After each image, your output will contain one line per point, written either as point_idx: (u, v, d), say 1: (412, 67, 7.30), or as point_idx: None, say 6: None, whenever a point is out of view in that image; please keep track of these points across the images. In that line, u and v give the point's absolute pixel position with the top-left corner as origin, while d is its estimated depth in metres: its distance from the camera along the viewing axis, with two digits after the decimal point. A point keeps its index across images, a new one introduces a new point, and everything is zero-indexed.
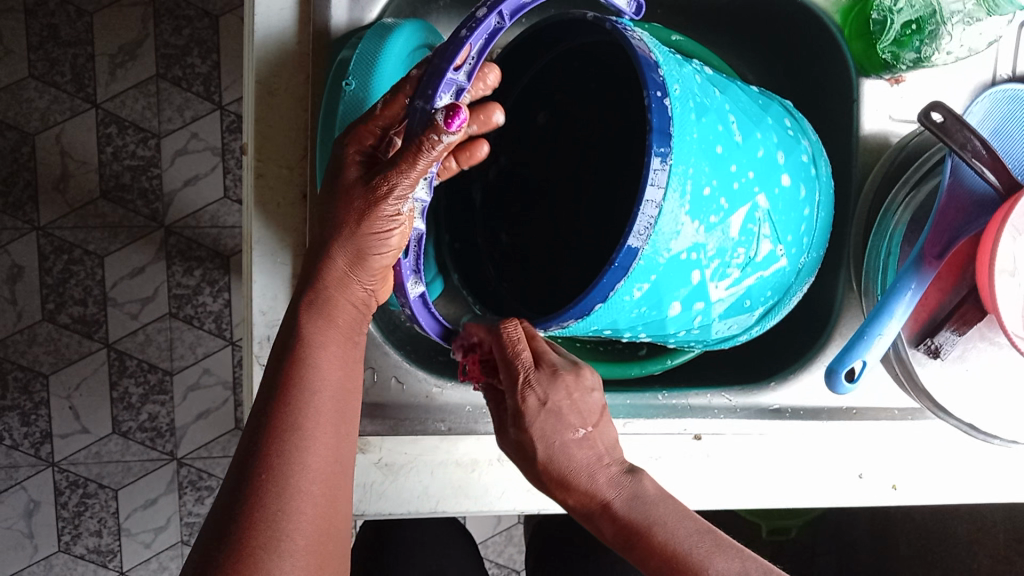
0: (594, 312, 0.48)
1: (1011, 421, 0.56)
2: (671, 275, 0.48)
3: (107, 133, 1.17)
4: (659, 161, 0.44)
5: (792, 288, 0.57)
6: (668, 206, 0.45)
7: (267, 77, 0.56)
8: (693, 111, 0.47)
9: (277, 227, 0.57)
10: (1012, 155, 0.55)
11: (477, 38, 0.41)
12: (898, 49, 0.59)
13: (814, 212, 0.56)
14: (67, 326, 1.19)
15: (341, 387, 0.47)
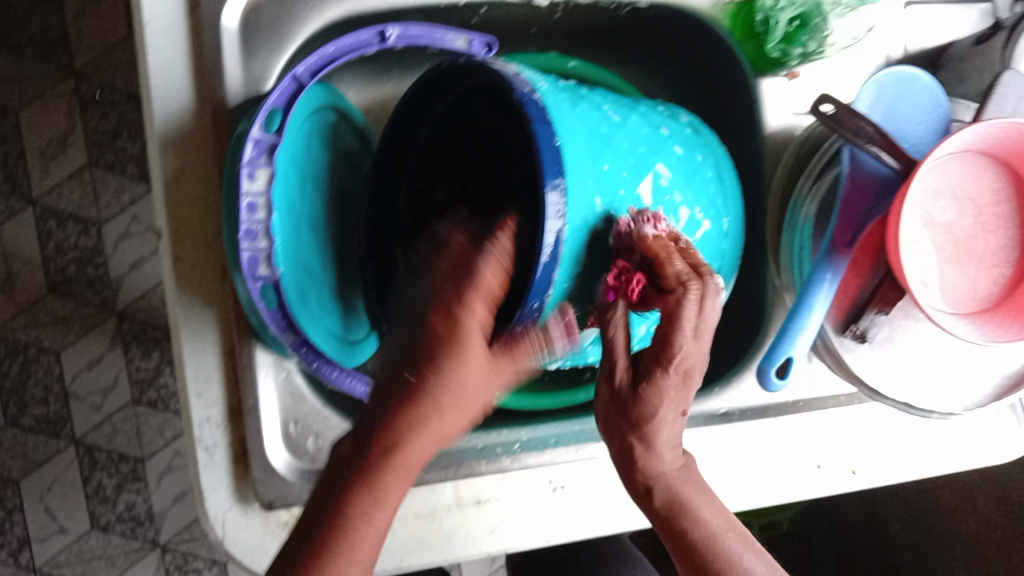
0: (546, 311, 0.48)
1: (952, 394, 0.56)
2: (603, 253, 0.50)
3: (48, 228, 1.17)
4: (556, 193, 0.44)
5: (726, 263, 0.58)
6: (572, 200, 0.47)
7: (171, 160, 0.56)
8: (564, 101, 0.50)
9: (203, 306, 0.58)
10: (905, 135, 0.56)
11: (279, 100, 0.50)
12: (786, 46, 0.62)
13: (715, 193, 0.57)
14: (32, 428, 1.18)
15: (401, 472, 0.47)
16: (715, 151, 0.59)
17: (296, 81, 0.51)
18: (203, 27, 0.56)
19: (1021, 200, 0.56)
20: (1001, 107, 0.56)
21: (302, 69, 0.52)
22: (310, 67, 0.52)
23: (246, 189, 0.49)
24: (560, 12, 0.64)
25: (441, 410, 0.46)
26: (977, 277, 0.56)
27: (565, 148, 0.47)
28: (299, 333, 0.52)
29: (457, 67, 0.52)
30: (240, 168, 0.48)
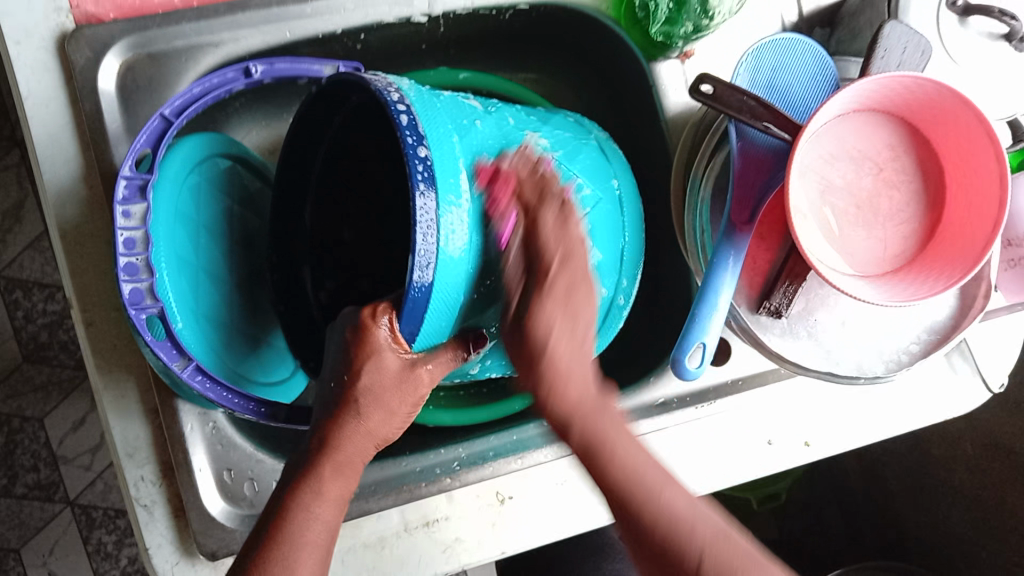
0: (432, 314, 0.44)
1: (874, 357, 0.56)
2: (486, 232, 0.45)
3: (14, 299, 1.17)
4: (425, 183, 0.41)
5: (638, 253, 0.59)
6: (453, 210, 0.42)
7: (67, 226, 0.57)
8: (429, 91, 0.47)
9: (122, 370, 0.58)
10: (791, 101, 0.55)
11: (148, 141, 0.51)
12: (669, 27, 0.59)
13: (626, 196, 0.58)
14: (26, 495, 1.19)
15: (337, 468, 0.49)
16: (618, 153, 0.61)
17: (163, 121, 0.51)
18: (81, 94, 0.56)
19: (919, 152, 0.54)
20: (887, 60, 0.55)
21: (169, 108, 0.51)
22: (176, 107, 0.52)
23: (122, 227, 0.48)
24: (444, 24, 0.63)
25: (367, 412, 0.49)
26: (886, 236, 0.54)
27: (429, 131, 0.43)
28: (192, 359, 0.50)
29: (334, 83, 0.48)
30: (114, 203, 0.48)
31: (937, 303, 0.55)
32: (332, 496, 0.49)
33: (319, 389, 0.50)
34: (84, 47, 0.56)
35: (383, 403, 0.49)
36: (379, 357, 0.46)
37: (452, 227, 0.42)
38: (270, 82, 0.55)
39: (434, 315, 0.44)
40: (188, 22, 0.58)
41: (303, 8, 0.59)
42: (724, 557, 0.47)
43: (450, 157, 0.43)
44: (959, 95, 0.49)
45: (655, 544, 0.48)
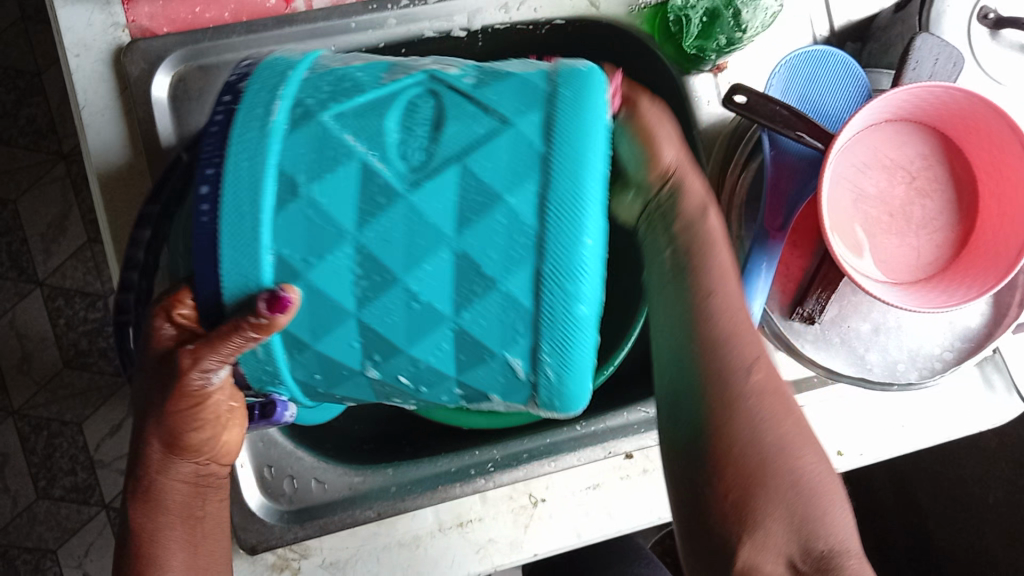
0: (235, 281, 0.36)
1: (908, 364, 0.56)
2: (252, 264, 0.35)
3: (56, 306, 1.21)
4: (208, 183, 0.36)
5: (581, 222, 0.34)
6: (234, 179, 0.35)
7: (116, 228, 0.59)
8: (331, 64, 0.39)
9: None
10: (824, 112, 0.57)
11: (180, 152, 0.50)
12: (703, 41, 0.62)
13: (524, 139, 0.35)
14: (63, 498, 1.21)
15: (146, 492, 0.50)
16: (603, 91, 0.37)
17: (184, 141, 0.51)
18: (136, 103, 0.59)
19: (952, 161, 0.55)
20: (919, 72, 0.55)
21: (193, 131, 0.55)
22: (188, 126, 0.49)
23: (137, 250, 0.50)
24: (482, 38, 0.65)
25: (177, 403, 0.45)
26: (919, 244, 0.55)
27: (241, 107, 0.37)
28: None
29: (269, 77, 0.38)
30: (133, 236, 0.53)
31: (970, 310, 0.56)
32: (173, 500, 0.50)
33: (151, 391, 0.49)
34: (139, 59, 0.59)
35: (163, 409, 0.46)
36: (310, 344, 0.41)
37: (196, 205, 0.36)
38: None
39: (231, 260, 0.35)
40: (237, 35, 0.60)
41: (348, 23, 0.61)
42: (765, 389, 0.47)
43: (265, 86, 0.37)
44: (991, 105, 0.49)
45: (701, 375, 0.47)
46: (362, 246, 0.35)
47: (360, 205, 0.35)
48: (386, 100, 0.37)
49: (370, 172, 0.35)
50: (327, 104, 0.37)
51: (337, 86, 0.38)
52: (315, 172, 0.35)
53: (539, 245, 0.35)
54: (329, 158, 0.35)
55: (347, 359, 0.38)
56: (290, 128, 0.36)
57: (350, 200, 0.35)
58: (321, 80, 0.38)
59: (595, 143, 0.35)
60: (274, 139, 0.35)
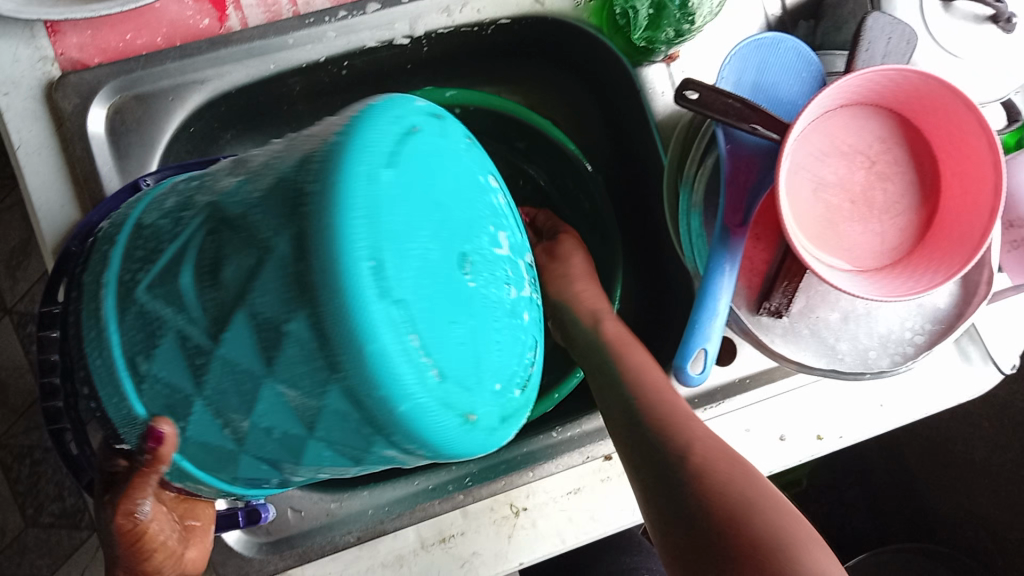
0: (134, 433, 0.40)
1: (879, 349, 0.55)
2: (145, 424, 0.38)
3: (28, 333, 1.18)
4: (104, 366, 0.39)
5: (371, 341, 0.29)
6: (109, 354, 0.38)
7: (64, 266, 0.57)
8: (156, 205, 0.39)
9: None
10: (780, 100, 0.55)
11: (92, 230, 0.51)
12: (652, 33, 0.59)
13: (282, 261, 0.30)
14: (53, 524, 1.19)
15: None
16: (375, 147, 0.32)
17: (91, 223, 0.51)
18: (71, 140, 0.57)
19: (910, 142, 0.54)
20: (872, 53, 0.54)
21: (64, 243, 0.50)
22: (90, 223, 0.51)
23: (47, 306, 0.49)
24: (427, 43, 0.63)
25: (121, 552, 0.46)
26: (883, 229, 0.54)
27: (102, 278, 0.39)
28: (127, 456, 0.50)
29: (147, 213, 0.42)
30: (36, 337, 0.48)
31: (940, 291, 0.55)
32: None
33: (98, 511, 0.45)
34: (70, 94, 0.57)
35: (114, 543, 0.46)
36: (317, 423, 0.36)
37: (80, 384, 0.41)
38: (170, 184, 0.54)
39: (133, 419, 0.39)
40: (171, 61, 0.58)
41: (285, 39, 0.59)
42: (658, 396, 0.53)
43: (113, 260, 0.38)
44: (944, 83, 0.48)
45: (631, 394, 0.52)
46: (204, 403, 0.35)
47: (184, 366, 0.35)
48: (185, 234, 0.36)
49: (182, 332, 0.34)
50: (141, 270, 0.38)
51: (148, 242, 0.38)
52: (142, 349, 0.36)
53: (337, 369, 0.30)
54: (148, 330, 0.36)
55: (268, 475, 0.39)
56: (121, 303, 0.38)
57: (172, 365, 0.35)
58: (141, 237, 0.39)
59: (352, 229, 0.29)
60: (113, 322, 0.38)
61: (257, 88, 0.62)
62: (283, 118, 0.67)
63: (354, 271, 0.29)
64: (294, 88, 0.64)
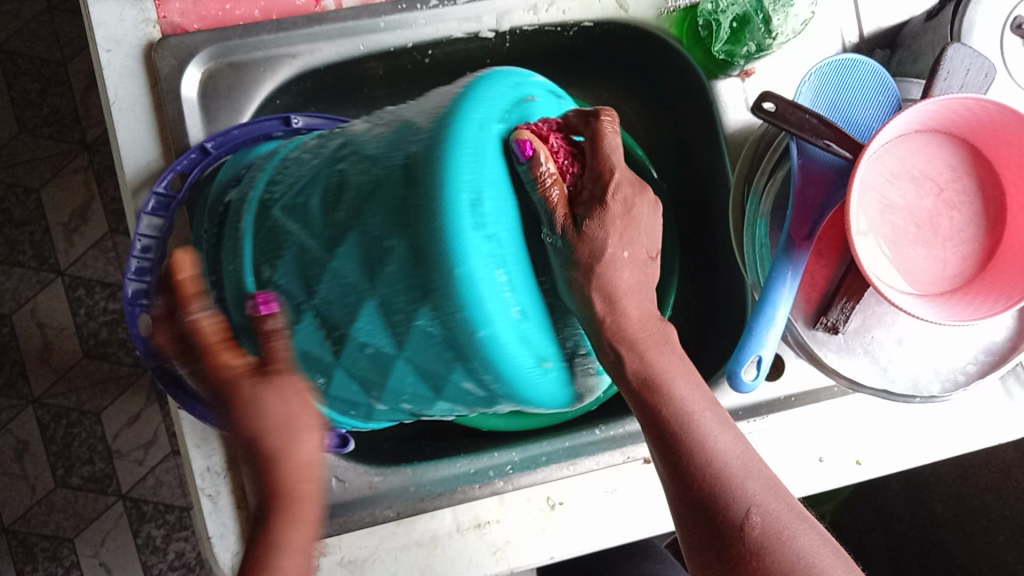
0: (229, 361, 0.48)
1: (932, 377, 0.56)
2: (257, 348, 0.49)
3: (77, 296, 1.21)
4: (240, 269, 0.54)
5: (456, 251, 0.37)
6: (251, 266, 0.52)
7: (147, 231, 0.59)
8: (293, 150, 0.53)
9: None
10: (855, 120, 0.56)
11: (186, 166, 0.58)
12: (732, 46, 0.61)
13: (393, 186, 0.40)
14: (81, 486, 1.21)
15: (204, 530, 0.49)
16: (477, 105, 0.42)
17: (202, 153, 0.58)
18: (165, 99, 0.59)
19: (980, 172, 0.55)
20: (949, 83, 0.55)
21: (209, 142, 0.58)
22: (216, 143, 0.58)
23: (141, 233, 0.57)
24: (510, 40, 0.65)
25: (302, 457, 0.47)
26: (945, 255, 0.55)
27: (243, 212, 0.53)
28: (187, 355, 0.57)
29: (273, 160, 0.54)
30: (142, 214, 0.57)
31: (997, 323, 0.56)
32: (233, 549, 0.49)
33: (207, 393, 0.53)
34: (168, 56, 0.59)
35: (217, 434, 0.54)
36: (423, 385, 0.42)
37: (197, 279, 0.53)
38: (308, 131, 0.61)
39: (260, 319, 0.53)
40: (267, 33, 0.60)
41: (377, 22, 0.61)
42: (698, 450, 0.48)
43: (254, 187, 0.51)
44: (1022, 117, 0.49)
45: (669, 434, 0.48)
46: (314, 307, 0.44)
47: (301, 278, 0.45)
48: (319, 178, 0.46)
49: (305, 248, 0.45)
50: (282, 197, 0.48)
51: (291, 178, 0.49)
52: (270, 261, 0.47)
53: (435, 287, 0.38)
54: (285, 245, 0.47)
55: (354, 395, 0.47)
56: (259, 225, 0.49)
57: (301, 275, 0.45)
58: (279, 173, 0.50)
59: (460, 169, 0.39)
60: (249, 242, 0.49)
61: (343, 68, 0.64)
62: (362, 101, 0.69)
63: (456, 204, 0.38)
64: (375, 71, 0.66)
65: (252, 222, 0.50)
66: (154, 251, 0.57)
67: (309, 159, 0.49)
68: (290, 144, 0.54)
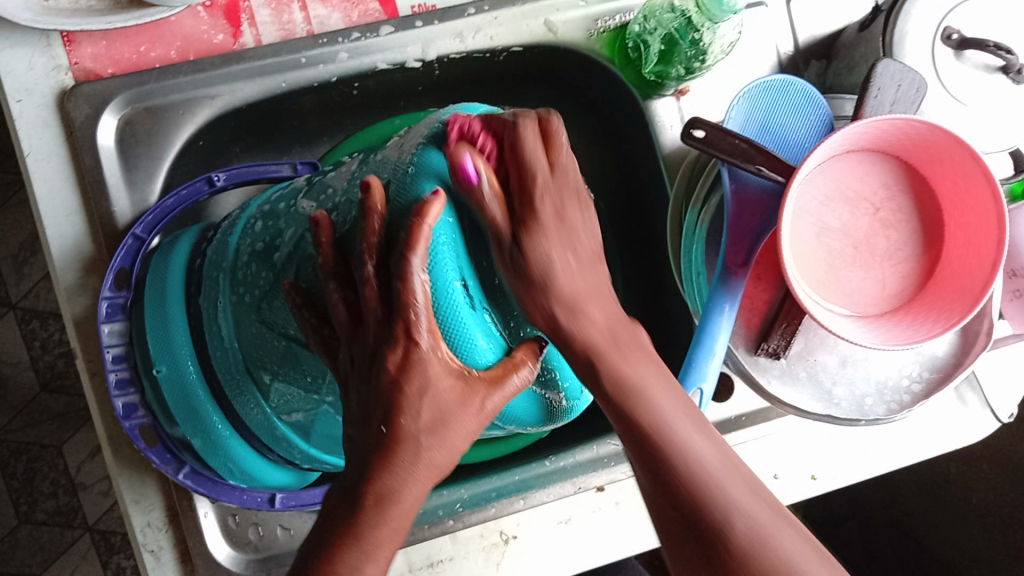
0: (239, 428, 0.56)
1: (876, 397, 0.56)
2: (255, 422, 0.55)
3: (30, 329, 1.08)
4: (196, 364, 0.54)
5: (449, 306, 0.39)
6: (221, 360, 0.54)
7: (75, 297, 0.57)
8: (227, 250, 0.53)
9: (132, 450, 0.58)
10: (787, 139, 0.55)
11: (122, 258, 0.56)
12: (663, 67, 0.60)
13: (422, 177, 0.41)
14: (46, 522, 1.09)
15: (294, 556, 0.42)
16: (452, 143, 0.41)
17: (135, 240, 0.56)
18: (80, 150, 0.57)
19: (915, 191, 0.54)
20: (880, 100, 0.54)
21: (140, 228, 0.56)
22: (148, 223, 0.57)
23: (107, 295, 0.55)
24: (439, 67, 0.63)
25: (432, 449, 0.41)
26: (884, 275, 0.54)
27: (193, 318, 0.54)
28: (184, 462, 0.55)
29: (221, 247, 0.54)
30: (99, 324, 0.55)
31: (938, 340, 0.55)
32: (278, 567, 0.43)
33: (220, 466, 0.55)
34: (82, 104, 0.56)
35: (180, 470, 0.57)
36: (509, 389, 0.40)
37: (183, 369, 0.53)
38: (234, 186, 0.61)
39: (234, 384, 0.54)
40: (184, 75, 0.58)
41: (298, 58, 0.59)
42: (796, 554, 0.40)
43: (211, 290, 0.53)
44: (954, 137, 0.48)
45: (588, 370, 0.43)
46: (327, 402, 0.53)
47: (300, 381, 0.52)
48: (286, 276, 0.48)
49: (297, 349, 0.50)
50: (251, 295, 0.50)
51: (252, 275, 0.50)
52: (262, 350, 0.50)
53: None
54: (273, 348, 0.50)
55: (333, 426, 0.55)
56: (232, 307, 0.51)
57: (288, 367, 0.51)
58: (242, 259, 0.51)
59: (444, 261, 0.39)
60: (228, 320, 0.52)
61: (265, 104, 0.62)
62: (292, 133, 0.68)
63: (452, 297, 0.39)
64: (304, 104, 0.64)
65: (230, 321, 0.52)
66: (127, 358, 0.56)
67: (264, 246, 0.50)
68: (238, 220, 0.54)
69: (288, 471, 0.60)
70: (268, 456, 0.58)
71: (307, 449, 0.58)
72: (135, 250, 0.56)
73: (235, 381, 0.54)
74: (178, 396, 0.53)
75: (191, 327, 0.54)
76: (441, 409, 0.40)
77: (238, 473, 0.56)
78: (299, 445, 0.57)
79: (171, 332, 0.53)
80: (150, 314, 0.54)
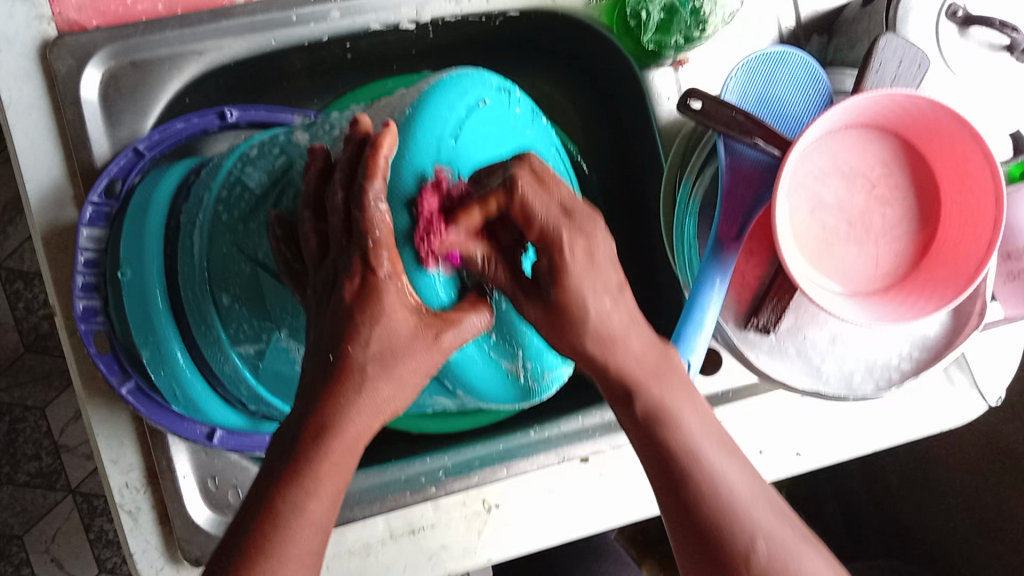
0: (192, 359, 0.55)
1: (865, 374, 0.56)
2: (212, 355, 0.53)
3: (14, 289, 1.06)
4: (160, 283, 0.52)
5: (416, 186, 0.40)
6: (183, 278, 0.52)
7: (54, 253, 0.55)
8: (212, 177, 0.52)
9: (110, 408, 0.57)
10: (784, 113, 0.54)
11: (117, 169, 0.56)
12: (661, 36, 0.59)
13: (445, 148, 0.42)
14: (28, 483, 1.08)
15: (246, 521, 0.39)
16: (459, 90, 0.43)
17: (134, 154, 0.56)
18: (63, 101, 0.55)
19: (913, 167, 0.53)
20: (882, 75, 0.53)
21: (143, 143, 0.57)
22: (151, 141, 0.57)
23: (83, 247, 0.55)
24: (434, 28, 0.62)
25: (378, 382, 0.39)
26: (878, 252, 0.53)
27: (166, 242, 0.53)
28: (131, 377, 0.55)
29: (213, 170, 0.53)
30: (80, 226, 0.54)
31: (930, 321, 0.55)
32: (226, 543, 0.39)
33: (168, 383, 0.55)
34: (65, 54, 0.55)
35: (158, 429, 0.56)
36: (462, 327, 0.41)
37: (149, 294, 0.52)
38: (245, 125, 0.63)
39: (193, 307, 0.51)
40: (170, 30, 0.57)
41: (289, 16, 0.58)
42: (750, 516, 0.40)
43: (189, 215, 0.52)
44: (954, 113, 0.47)
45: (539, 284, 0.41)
46: (281, 338, 0.51)
47: (258, 312, 0.50)
48: (267, 206, 0.47)
49: (262, 277, 0.48)
50: (229, 216, 0.49)
51: (235, 196, 0.49)
52: (227, 273, 0.49)
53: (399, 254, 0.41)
54: (238, 272, 0.49)
55: (287, 368, 0.53)
56: (208, 232, 0.50)
57: (251, 301, 0.49)
58: (229, 184, 0.49)
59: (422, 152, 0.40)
60: (199, 243, 0.50)
61: (254, 61, 0.61)
62: (282, 94, 0.66)
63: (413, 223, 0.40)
64: (294, 63, 0.63)
65: (203, 244, 0.50)
66: (98, 265, 0.55)
67: (253, 171, 0.49)
68: (233, 151, 0.52)
69: (239, 414, 0.60)
70: (217, 390, 0.57)
71: (255, 386, 0.56)
72: (133, 165, 0.57)
73: (192, 302, 0.52)
74: (137, 305, 0.53)
75: (165, 242, 0.53)
76: (390, 341, 0.39)
77: (182, 399, 0.56)
78: (247, 381, 0.55)
79: (145, 239, 0.52)
80: (127, 229, 0.54)
